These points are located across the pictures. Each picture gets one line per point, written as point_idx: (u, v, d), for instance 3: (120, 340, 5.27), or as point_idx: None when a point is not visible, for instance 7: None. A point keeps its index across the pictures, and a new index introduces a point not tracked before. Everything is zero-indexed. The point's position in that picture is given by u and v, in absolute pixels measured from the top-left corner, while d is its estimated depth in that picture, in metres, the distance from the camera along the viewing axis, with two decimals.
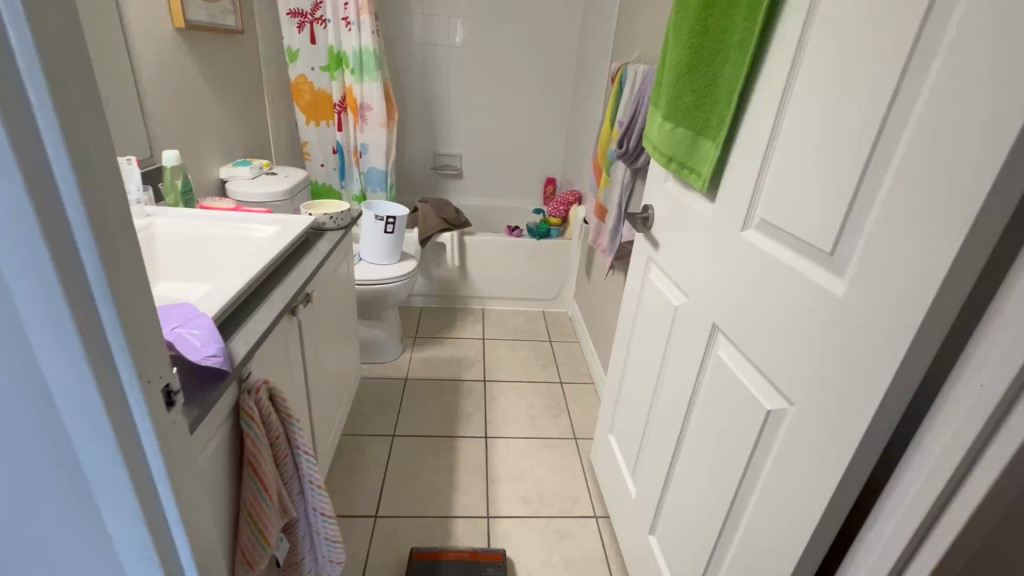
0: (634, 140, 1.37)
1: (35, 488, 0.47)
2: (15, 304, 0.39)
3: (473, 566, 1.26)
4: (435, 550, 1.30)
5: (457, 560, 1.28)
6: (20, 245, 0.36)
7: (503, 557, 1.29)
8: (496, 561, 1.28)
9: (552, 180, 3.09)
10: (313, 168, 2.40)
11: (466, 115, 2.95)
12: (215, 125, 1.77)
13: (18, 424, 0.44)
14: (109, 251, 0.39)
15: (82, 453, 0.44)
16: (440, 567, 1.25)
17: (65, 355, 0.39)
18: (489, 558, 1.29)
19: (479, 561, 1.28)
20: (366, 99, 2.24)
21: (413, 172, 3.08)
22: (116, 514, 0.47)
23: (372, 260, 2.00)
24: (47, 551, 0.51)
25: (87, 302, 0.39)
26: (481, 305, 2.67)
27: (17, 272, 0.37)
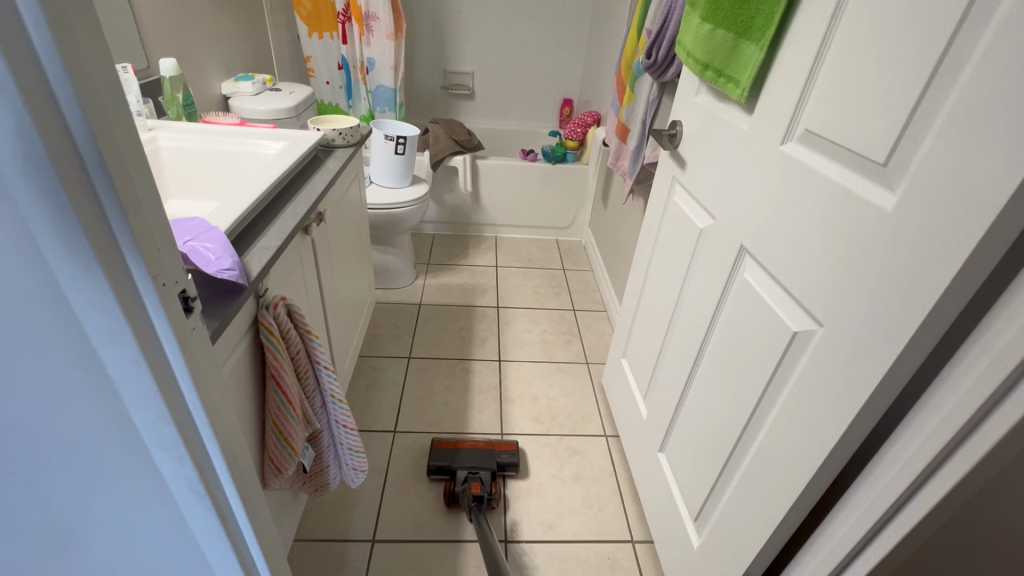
0: (665, 49, 1.25)
1: (61, 392, 0.47)
2: (13, 197, 0.36)
3: (488, 453, 1.36)
4: (453, 441, 1.40)
5: (474, 448, 1.37)
6: (8, 132, 0.32)
7: (516, 446, 1.38)
8: (510, 450, 1.38)
9: (569, 101, 2.92)
10: (318, 85, 2.28)
11: (479, 28, 2.74)
12: (213, 33, 1.66)
13: (36, 326, 0.43)
14: (106, 137, 0.35)
15: (105, 356, 0.43)
16: (459, 453, 1.35)
17: (72, 252, 0.37)
18: (502, 447, 1.39)
19: (493, 449, 1.38)
20: (371, 7, 2.06)
21: (423, 92, 2.92)
22: (145, 416, 0.47)
23: (383, 183, 1.95)
24: (81, 453, 0.52)
25: (88, 196, 0.35)
26: (494, 232, 2.62)
27: (10, 161, 0.34)
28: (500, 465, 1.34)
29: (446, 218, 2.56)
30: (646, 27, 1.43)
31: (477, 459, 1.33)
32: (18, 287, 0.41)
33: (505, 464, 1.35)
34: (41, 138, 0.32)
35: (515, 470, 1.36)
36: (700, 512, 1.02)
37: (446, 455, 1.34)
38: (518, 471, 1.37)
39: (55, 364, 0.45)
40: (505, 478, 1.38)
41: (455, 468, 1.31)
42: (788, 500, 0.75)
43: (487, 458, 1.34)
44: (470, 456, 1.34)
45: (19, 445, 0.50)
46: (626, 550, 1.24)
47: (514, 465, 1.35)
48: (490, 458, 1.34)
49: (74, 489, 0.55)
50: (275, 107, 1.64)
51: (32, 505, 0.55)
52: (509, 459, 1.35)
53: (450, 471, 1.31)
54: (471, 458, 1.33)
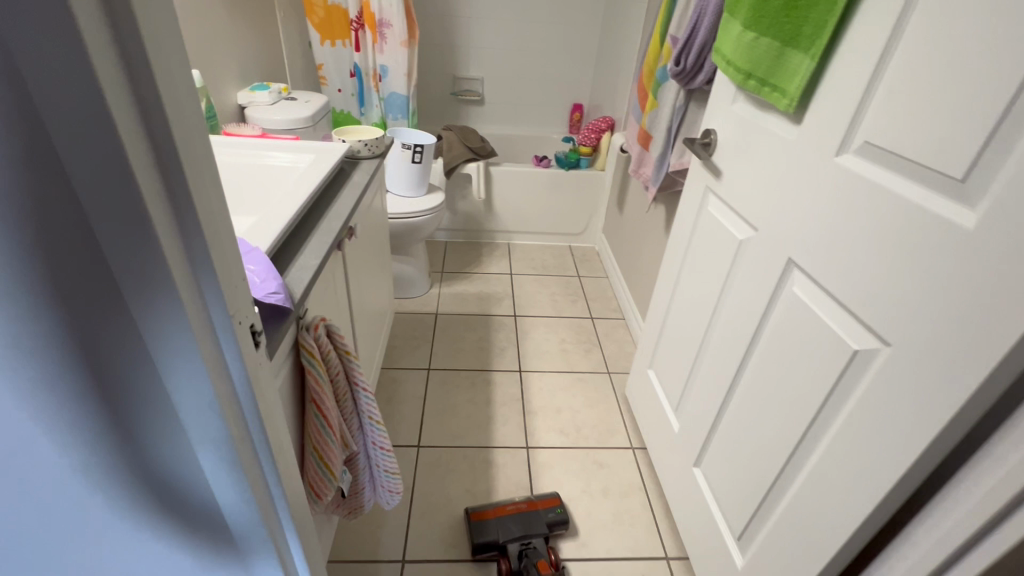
0: (694, 57, 1.23)
1: (112, 413, 0.46)
2: (100, 243, 0.37)
3: (534, 515, 1.23)
4: (492, 508, 1.24)
5: (516, 511, 1.23)
6: (103, 171, 0.33)
7: (560, 501, 1.27)
8: (555, 506, 1.26)
9: (579, 106, 2.91)
10: (330, 93, 2.26)
11: (489, 33, 2.72)
12: (228, 42, 1.63)
13: (93, 338, 0.42)
14: (188, 156, 0.36)
15: (165, 368, 0.43)
16: (503, 523, 1.20)
17: (144, 266, 0.37)
18: (546, 504, 1.26)
19: (537, 509, 1.24)
20: (385, 14, 2.04)
21: (432, 98, 2.90)
22: (204, 429, 0.47)
23: (399, 192, 1.93)
24: (129, 497, 0.52)
25: (164, 213, 0.36)
26: (507, 239, 2.60)
27: (101, 202, 0.35)
28: (549, 526, 1.22)
29: (458, 225, 2.54)
30: (671, 33, 1.41)
31: (524, 525, 1.20)
32: (96, 337, 0.42)
33: (553, 523, 1.23)
34: (128, 162, 0.33)
35: (565, 527, 1.24)
36: (743, 532, 0.99)
37: (491, 528, 1.19)
38: (568, 528, 1.25)
39: (110, 382, 0.44)
40: (558, 537, 1.26)
41: (505, 543, 1.17)
42: (849, 525, 0.72)
43: (534, 521, 1.21)
44: (515, 524, 1.20)
45: (58, 484, 0.49)
46: (661, 568, 1.21)
47: (563, 522, 1.24)
48: (537, 522, 1.21)
49: (116, 515, 0.53)
50: (294, 117, 1.63)
51: (69, 533, 0.54)
52: (557, 518, 1.23)
53: (501, 546, 1.16)
54: (517, 525, 1.20)
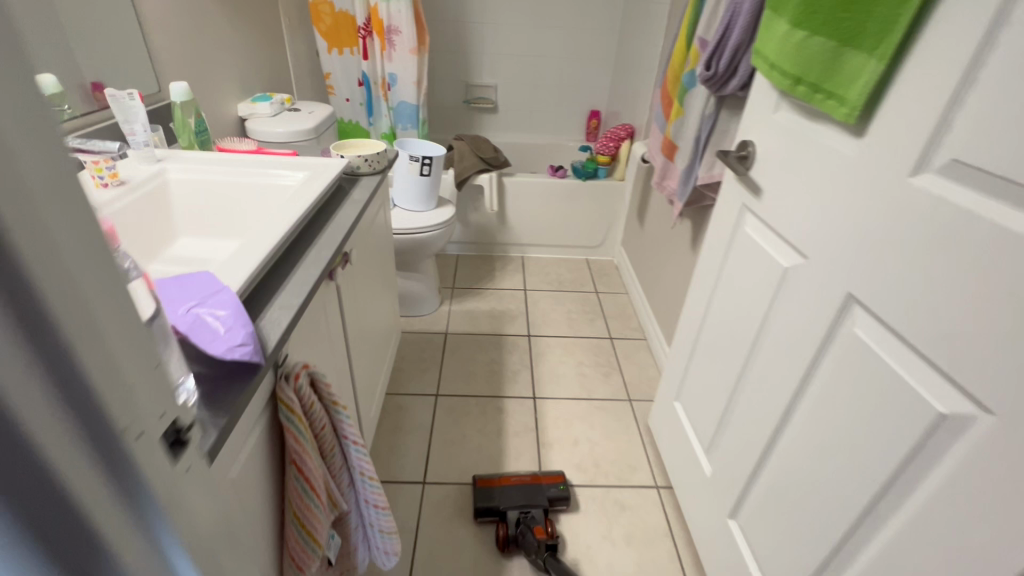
0: (727, 60, 1.11)
1: None
2: None
3: (537, 488, 1.29)
4: (497, 477, 1.32)
5: (519, 483, 1.30)
6: None
7: (563, 478, 1.31)
8: (558, 483, 1.31)
9: (596, 113, 2.80)
10: (339, 103, 2.18)
11: (503, 39, 2.63)
12: (229, 53, 1.56)
13: None
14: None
15: None
16: (506, 491, 1.27)
17: None
18: (550, 481, 1.31)
19: (541, 483, 1.30)
20: (394, 21, 1.96)
21: (445, 106, 2.81)
22: None
23: (407, 206, 1.83)
24: None
25: None
26: (521, 252, 2.49)
27: None
28: (550, 500, 1.27)
29: (470, 238, 2.44)
30: (701, 34, 1.28)
31: (526, 496, 1.26)
32: None
33: (555, 498, 1.28)
34: None
35: (566, 503, 1.29)
36: None
37: (493, 495, 1.26)
38: (569, 505, 1.29)
39: None
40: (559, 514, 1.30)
41: (505, 510, 1.23)
42: None
43: (536, 493, 1.27)
44: (517, 494, 1.26)
45: None
46: None
47: (564, 499, 1.28)
48: (539, 494, 1.26)
49: None
50: (295, 129, 1.55)
51: None
52: (558, 493, 1.28)
53: (500, 512, 1.23)
54: (518, 495, 1.26)
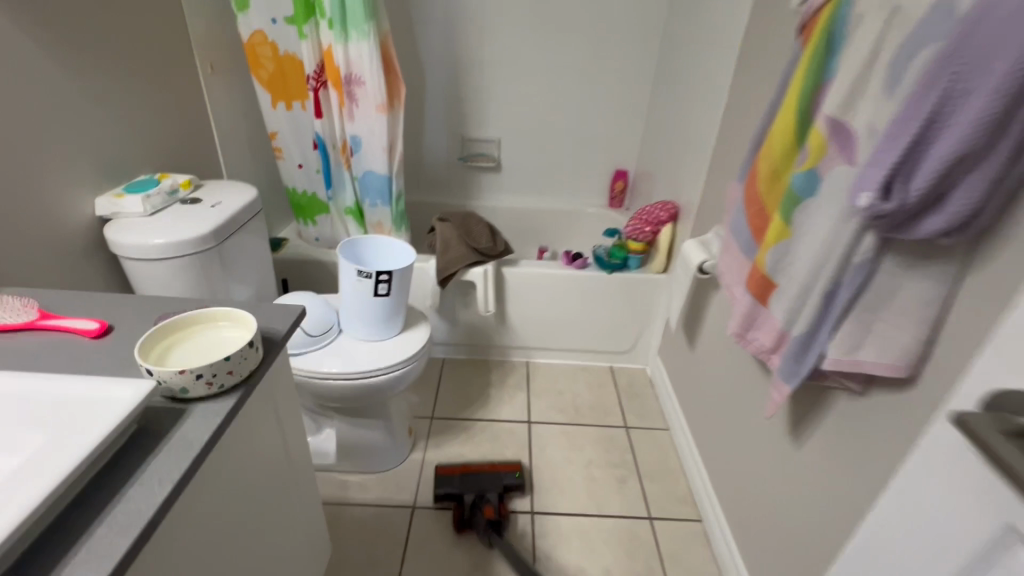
0: (924, 181, 0.57)
1: None
2: None
3: (494, 476, 1.38)
4: (457, 465, 1.40)
5: (478, 471, 1.39)
6: None
7: (520, 468, 1.39)
8: (514, 471, 1.39)
9: (622, 174, 2.26)
10: (288, 169, 1.65)
11: (508, 85, 2.11)
12: (82, 121, 1.04)
13: None
14: None
15: None
16: (465, 478, 1.36)
17: None
18: (507, 468, 1.40)
19: (498, 471, 1.39)
20: (355, 68, 1.44)
21: (436, 163, 2.28)
22: None
23: (357, 333, 1.27)
24: None
25: None
26: (525, 357, 1.91)
27: None
28: (506, 487, 1.36)
29: (460, 339, 1.87)
30: (826, 108, 0.77)
31: (484, 482, 1.35)
32: None
33: (511, 485, 1.37)
34: None
35: (521, 490, 1.37)
36: None
37: (454, 481, 1.35)
38: (523, 491, 1.38)
39: None
40: (515, 497, 1.40)
41: (463, 494, 1.33)
42: None
43: (492, 481, 1.36)
44: (476, 479, 1.36)
45: None
46: None
47: (519, 486, 1.36)
48: (495, 481, 1.35)
49: None
50: (181, 237, 1.05)
51: None
52: (514, 481, 1.37)
53: (459, 496, 1.33)
54: (477, 480, 1.36)
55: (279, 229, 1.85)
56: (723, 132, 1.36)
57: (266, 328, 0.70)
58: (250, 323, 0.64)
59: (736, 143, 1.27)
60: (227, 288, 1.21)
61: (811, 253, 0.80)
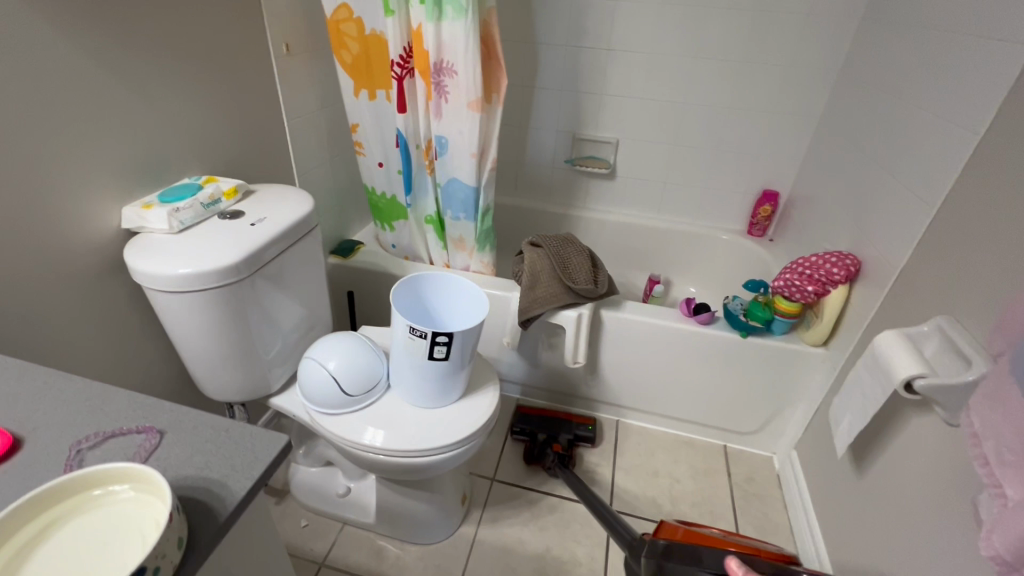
0: None
1: None
2: None
3: (567, 423, 1.45)
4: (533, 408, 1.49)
5: (553, 416, 1.47)
6: None
7: (592, 423, 1.45)
8: (586, 425, 1.46)
9: (772, 197, 1.77)
10: (367, 168, 1.43)
11: (637, 76, 1.71)
12: (115, 116, 0.87)
13: None
14: None
15: None
16: (540, 419, 1.45)
17: None
18: (580, 420, 1.47)
19: (571, 420, 1.47)
20: (448, 54, 1.15)
21: (538, 163, 1.95)
22: None
23: (407, 394, 1.02)
24: None
25: None
26: (615, 415, 1.57)
27: None
28: (577, 435, 1.43)
29: (539, 383, 1.56)
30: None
31: (557, 425, 1.44)
32: None
33: (581, 435, 1.44)
34: None
35: (590, 443, 1.44)
36: None
37: (530, 419, 1.44)
38: (592, 444, 1.45)
39: None
40: (582, 449, 1.46)
41: (535, 433, 1.41)
42: None
43: (565, 426, 1.44)
44: (550, 422, 1.44)
45: None
46: None
47: (588, 439, 1.43)
48: (568, 427, 1.43)
49: None
50: (206, 266, 0.85)
51: None
52: (585, 432, 1.44)
53: (532, 434, 1.42)
54: (552, 423, 1.44)
55: (357, 230, 1.66)
56: (973, 173, 0.87)
57: (219, 483, 0.46)
58: (166, 503, 0.39)
59: (1004, 198, 0.79)
60: (266, 320, 1.01)
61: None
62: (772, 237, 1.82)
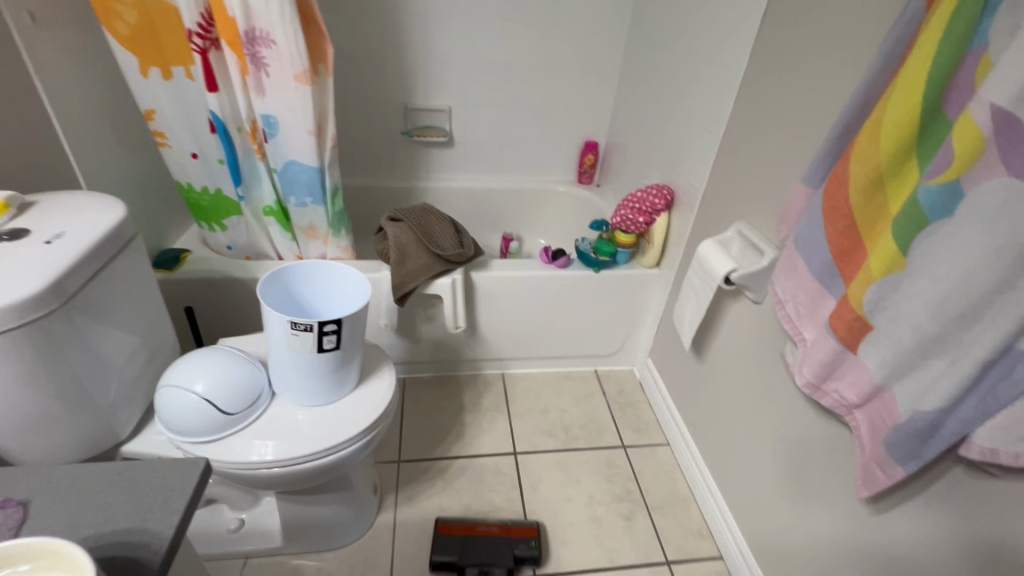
0: None
1: None
2: None
3: (506, 544, 1.15)
4: (462, 525, 1.18)
5: (486, 535, 1.16)
6: None
7: (537, 535, 1.17)
8: (530, 539, 1.16)
9: (593, 146, 1.97)
10: (177, 160, 1.22)
11: (457, 39, 1.72)
12: None
13: None
14: None
15: None
16: (470, 543, 1.14)
17: None
18: (523, 534, 1.17)
19: (511, 537, 1.16)
20: (260, 21, 1.04)
21: (372, 138, 1.87)
22: None
23: (300, 398, 0.95)
24: None
25: None
26: (500, 368, 1.65)
27: None
28: (517, 560, 1.13)
29: (422, 357, 1.56)
30: (988, 94, 0.52)
31: (492, 555, 1.12)
32: None
33: (523, 557, 1.14)
34: None
35: (536, 562, 1.14)
36: None
37: (456, 546, 1.14)
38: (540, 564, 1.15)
39: None
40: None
41: (463, 566, 1.11)
42: None
43: (503, 552, 1.13)
44: (483, 549, 1.13)
45: None
46: None
47: (532, 559, 1.13)
48: (506, 553, 1.13)
49: None
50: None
51: None
52: (527, 554, 1.14)
53: (458, 568, 1.11)
54: (484, 552, 1.13)
55: (176, 236, 1.42)
56: (743, 106, 1.11)
57: (138, 529, 0.40)
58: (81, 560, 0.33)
59: (767, 122, 1.02)
60: (96, 355, 0.83)
61: (932, 297, 0.59)
62: (599, 182, 2.04)
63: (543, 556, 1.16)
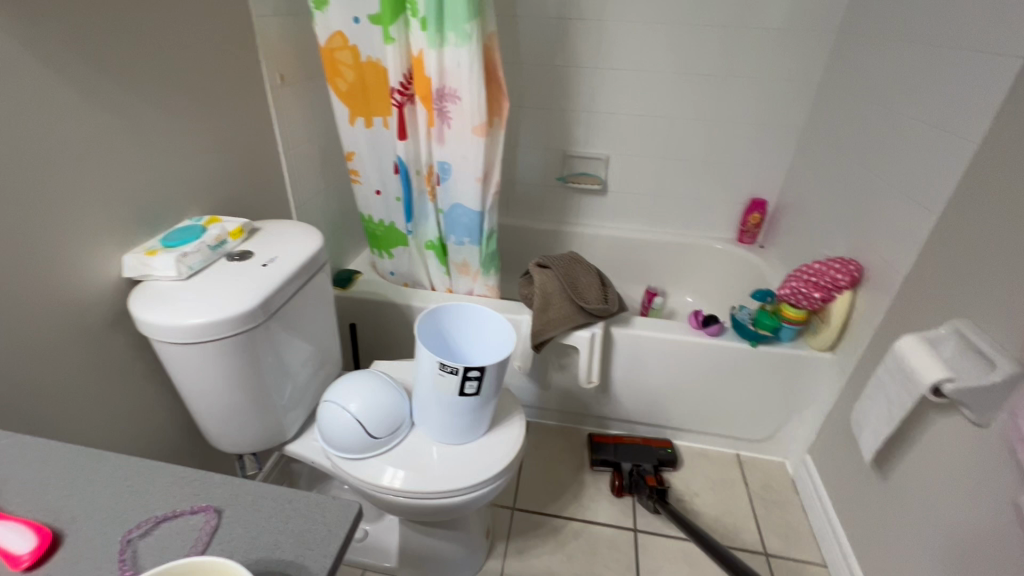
0: None
1: None
2: None
3: (648, 448, 1.44)
4: (611, 436, 1.48)
5: (631, 444, 1.45)
6: None
7: (672, 446, 1.45)
8: (666, 448, 1.45)
9: (761, 205, 1.81)
10: (364, 196, 1.39)
11: (625, 93, 1.73)
12: (111, 158, 0.81)
13: None
14: None
15: None
16: (621, 446, 1.44)
17: None
18: (659, 444, 1.46)
19: (650, 445, 1.45)
20: (451, 79, 1.14)
21: (529, 182, 1.95)
22: None
23: (435, 434, 0.98)
24: None
25: None
26: (627, 431, 1.56)
27: None
28: (660, 461, 1.42)
29: (549, 404, 1.54)
30: None
31: (639, 454, 1.42)
32: None
33: (665, 461, 1.42)
34: None
35: (674, 465, 1.43)
36: None
37: (610, 449, 1.43)
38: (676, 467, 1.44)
39: None
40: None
41: (619, 462, 1.40)
42: None
43: (647, 454, 1.42)
44: (630, 450, 1.43)
45: None
46: None
47: (672, 462, 1.42)
48: (651, 454, 1.42)
49: None
50: (221, 313, 0.80)
51: None
52: (668, 457, 1.42)
53: (616, 464, 1.40)
54: (633, 452, 1.43)
55: (352, 259, 1.62)
56: (976, 181, 0.91)
57: (295, 563, 0.42)
58: None
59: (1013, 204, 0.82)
60: (281, 364, 0.96)
61: None
62: (762, 243, 1.86)
63: (677, 461, 1.45)
